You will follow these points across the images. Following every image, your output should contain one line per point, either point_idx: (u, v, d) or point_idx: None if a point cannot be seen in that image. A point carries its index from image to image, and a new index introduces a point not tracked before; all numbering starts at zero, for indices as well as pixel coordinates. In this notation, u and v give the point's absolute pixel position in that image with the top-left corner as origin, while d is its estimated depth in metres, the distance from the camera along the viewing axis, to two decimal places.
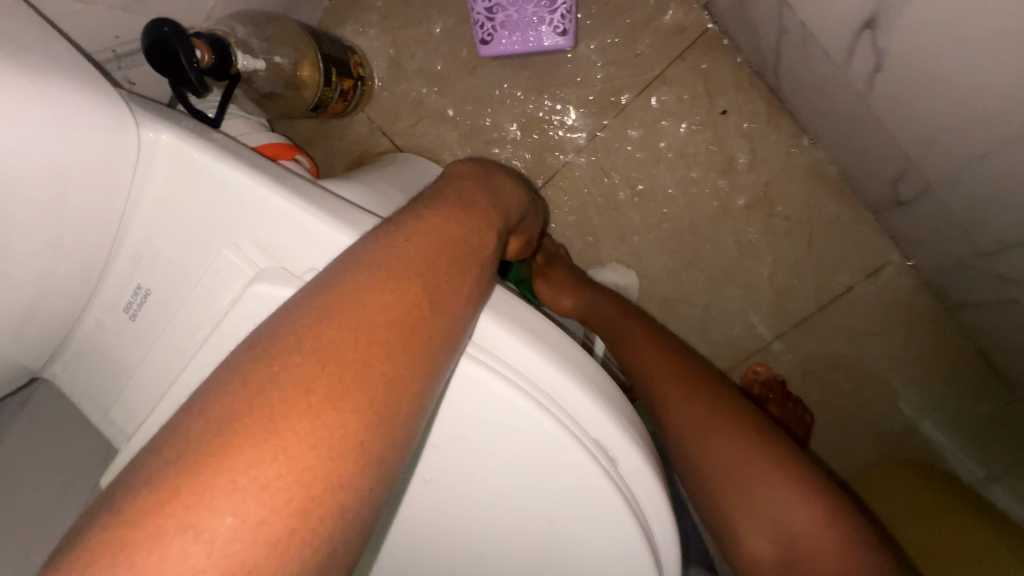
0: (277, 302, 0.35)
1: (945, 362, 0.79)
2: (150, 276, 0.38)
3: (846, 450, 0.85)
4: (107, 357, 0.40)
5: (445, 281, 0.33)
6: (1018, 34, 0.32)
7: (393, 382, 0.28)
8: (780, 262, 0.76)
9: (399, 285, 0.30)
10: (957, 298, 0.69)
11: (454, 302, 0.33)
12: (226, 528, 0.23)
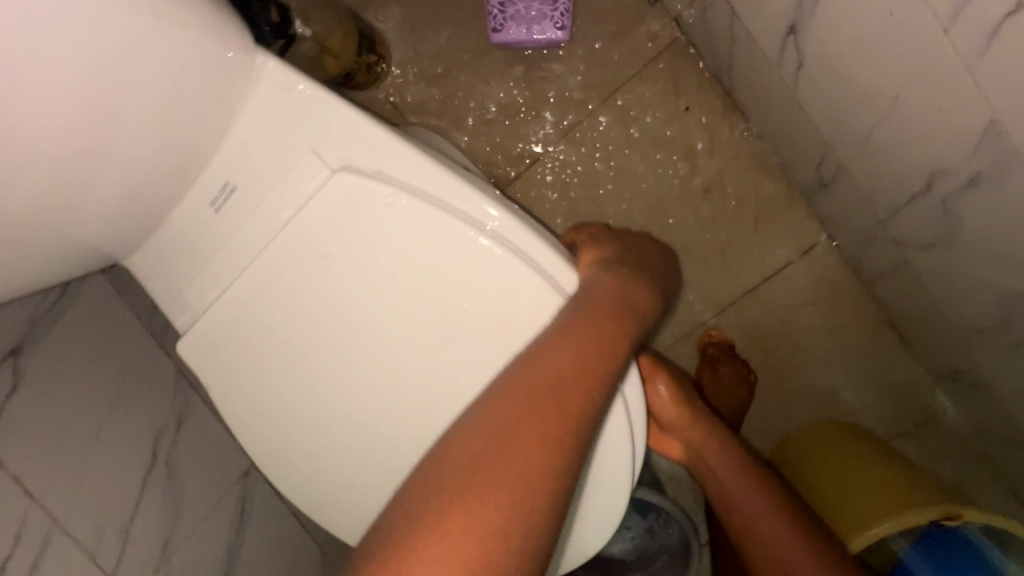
0: (358, 190, 0.47)
1: (864, 330, 0.94)
2: (240, 171, 0.49)
3: (783, 407, 0.99)
4: (192, 238, 0.50)
5: (580, 393, 0.40)
6: (867, 40, 0.48)
7: (530, 484, 0.36)
8: (731, 238, 0.90)
9: (546, 412, 0.39)
10: (870, 271, 0.84)
11: (584, 413, 0.40)
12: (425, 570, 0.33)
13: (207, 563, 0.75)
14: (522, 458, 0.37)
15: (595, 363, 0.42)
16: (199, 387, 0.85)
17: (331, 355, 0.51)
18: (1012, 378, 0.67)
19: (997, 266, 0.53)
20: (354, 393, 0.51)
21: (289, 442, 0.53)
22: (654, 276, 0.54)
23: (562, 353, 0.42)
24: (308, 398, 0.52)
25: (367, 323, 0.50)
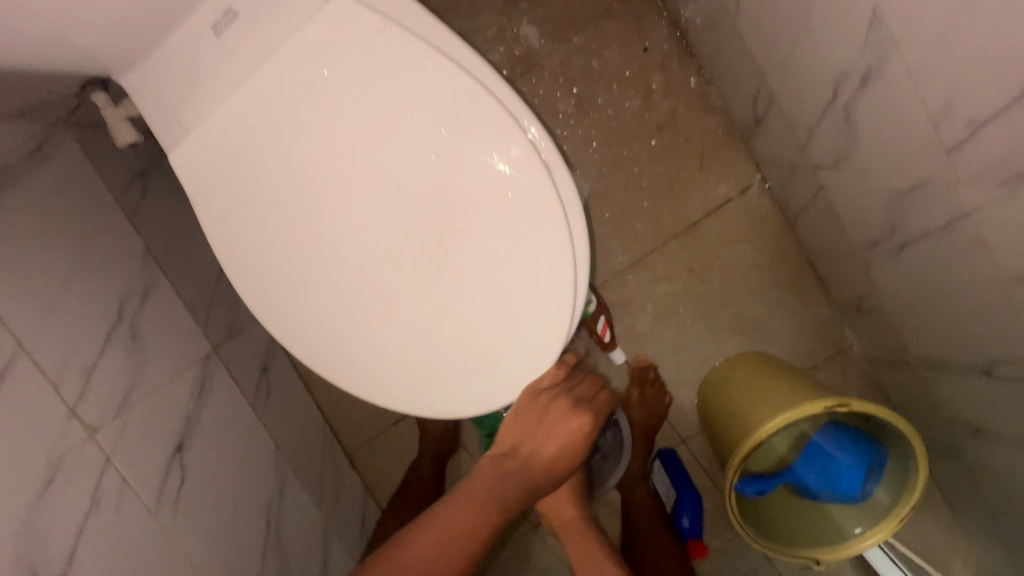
0: (346, 21, 0.57)
1: (787, 269, 1.07)
2: (244, 6, 0.58)
3: (711, 337, 1.11)
4: (199, 63, 0.60)
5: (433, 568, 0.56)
6: None
7: None
8: (679, 174, 1.01)
9: None
10: (794, 207, 0.97)
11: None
12: None
13: (169, 417, 0.78)
14: None
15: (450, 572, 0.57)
16: (168, 267, 0.88)
17: (340, 195, 0.61)
18: (895, 286, 0.80)
19: (882, 166, 0.64)
20: (349, 227, 0.61)
21: (283, 250, 0.63)
22: (546, 474, 0.64)
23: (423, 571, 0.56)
24: (302, 217, 0.62)
25: (379, 179, 0.60)
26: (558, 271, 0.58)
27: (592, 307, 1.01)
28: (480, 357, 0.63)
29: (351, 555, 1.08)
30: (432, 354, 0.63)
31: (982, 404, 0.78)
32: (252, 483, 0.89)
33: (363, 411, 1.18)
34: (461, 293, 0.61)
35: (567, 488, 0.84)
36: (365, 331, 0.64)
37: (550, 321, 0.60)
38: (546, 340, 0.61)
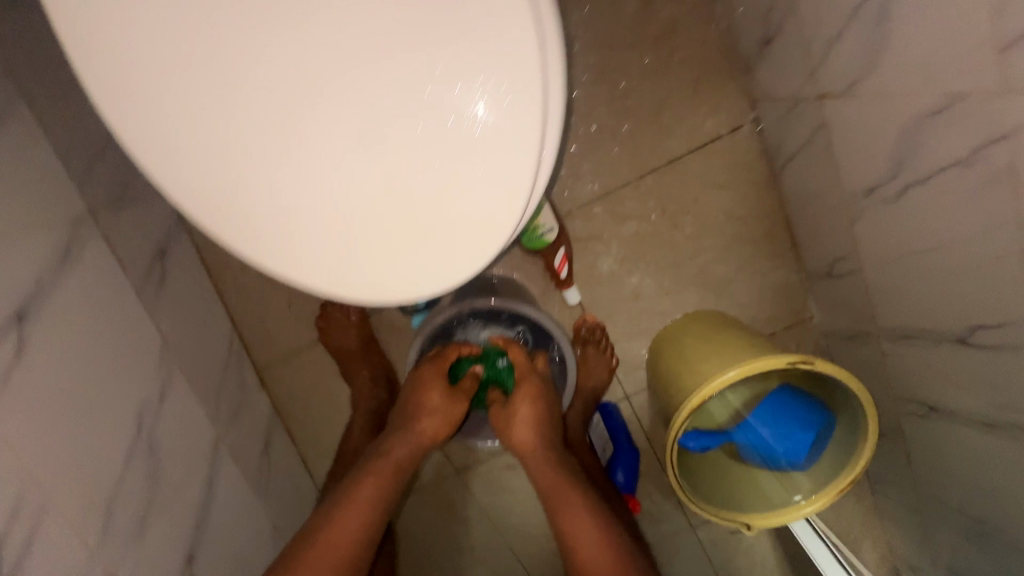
0: None
1: (763, 225, 0.99)
2: None
3: (672, 289, 1.03)
4: None
5: (368, 501, 0.75)
6: None
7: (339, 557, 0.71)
8: (669, 98, 0.92)
9: (349, 517, 0.73)
10: (785, 154, 0.89)
11: (370, 507, 0.74)
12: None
13: (15, 270, 0.62)
14: (331, 544, 0.71)
15: (367, 513, 0.74)
16: (35, 100, 0.71)
17: (312, 54, 0.53)
18: (881, 242, 0.74)
19: (905, 81, 0.56)
20: (296, 82, 0.54)
21: (205, 51, 0.54)
22: (442, 415, 0.83)
23: (362, 505, 0.74)
24: (238, 37, 0.53)
25: (347, 30, 0.52)
26: (483, 219, 0.54)
27: (552, 236, 0.91)
28: (339, 243, 0.56)
29: (242, 481, 0.94)
30: (360, 213, 0.55)
31: (943, 377, 0.74)
32: (120, 380, 0.74)
33: (279, 325, 1.05)
34: (370, 184, 0.55)
35: (527, 412, 0.83)
36: (282, 176, 0.55)
37: (439, 262, 0.56)
38: (424, 277, 0.56)
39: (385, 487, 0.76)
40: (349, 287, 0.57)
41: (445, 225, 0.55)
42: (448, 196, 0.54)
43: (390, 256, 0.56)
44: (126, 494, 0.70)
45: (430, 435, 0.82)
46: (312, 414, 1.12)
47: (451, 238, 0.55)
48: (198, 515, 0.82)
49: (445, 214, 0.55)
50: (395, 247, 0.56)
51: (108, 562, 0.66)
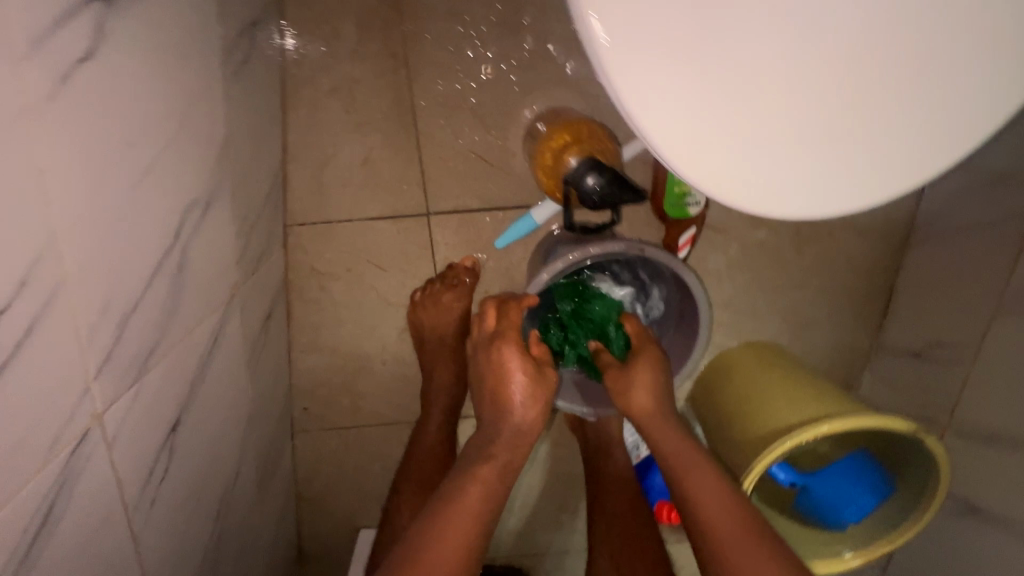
0: None
1: (869, 285, 0.97)
2: None
3: (760, 312, 0.98)
4: None
5: (478, 502, 0.60)
6: None
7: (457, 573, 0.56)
8: None
9: (460, 518, 0.59)
10: (940, 225, 0.88)
11: (482, 509, 0.60)
12: None
13: None
14: (447, 549, 0.57)
15: (473, 524, 0.59)
16: None
17: None
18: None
19: None
20: None
21: None
22: (527, 397, 0.68)
23: (474, 504, 0.60)
24: None
25: None
26: (752, 173, 0.46)
27: (695, 211, 0.85)
28: (674, 10, 0.42)
29: (242, 348, 0.74)
30: (772, 86, 0.45)
31: (1002, 480, 0.77)
32: (180, 163, 0.52)
33: (339, 182, 0.84)
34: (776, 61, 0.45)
35: (648, 378, 0.72)
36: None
37: (720, 160, 0.46)
38: (669, 128, 0.44)
39: (498, 489, 0.62)
40: (618, 29, 0.42)
41: (747, 139, 0.46)
42: (790, 120, 0.46)
43: (682, 83, 0.43)
44: (145, 314, 0.50)
45: (517, 415, 0.67)
46: (328, 299, 0.93)
47: (712, 156, 0.45)
48: (197, 372, 0.62)
49: (764, 132, 0.46)
50: (695, 82, 0.44)
51: (105, 397, 0.46)
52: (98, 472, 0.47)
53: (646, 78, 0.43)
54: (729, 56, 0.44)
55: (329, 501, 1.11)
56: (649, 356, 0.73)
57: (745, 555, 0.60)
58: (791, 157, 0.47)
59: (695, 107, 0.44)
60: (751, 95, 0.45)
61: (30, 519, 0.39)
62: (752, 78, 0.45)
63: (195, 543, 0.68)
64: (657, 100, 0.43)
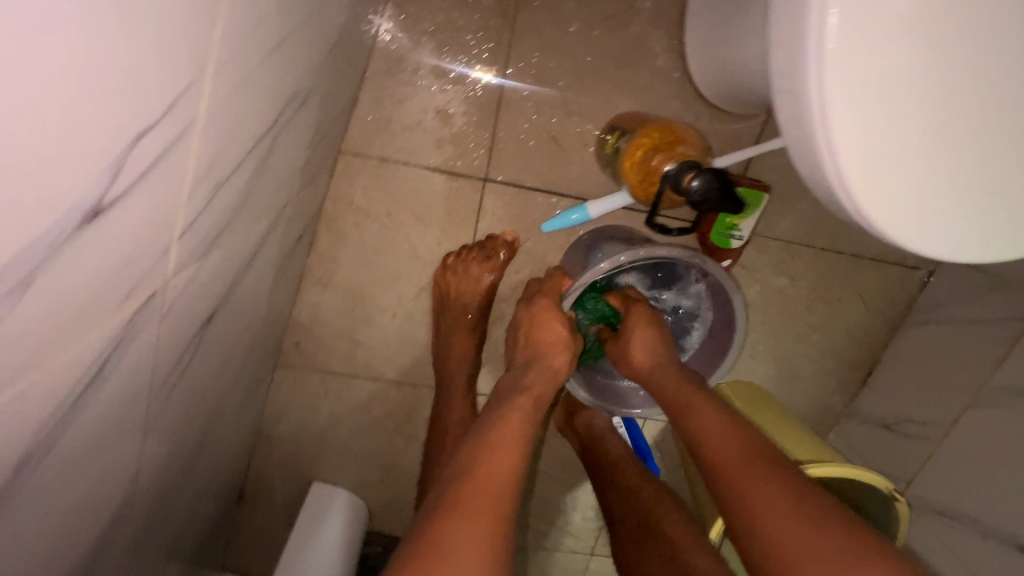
0: None
1: (857, 356, 1.04)
2: None
3: (758, 357, 1.03)
4: None
5: (518, 429, 0.63)
6: None
7: (504, 488, 0.56)
8: None
9: (503, 440, 0.61)
10: (933, 314, 0.97)
11: (521, 436, 0.62)
12: (452, 522, 0.51)
13: None
14: (491, 463, 0.57)
15: (516, 446, 0.61)
16: None
17: None
18: (990, 434, 0.82)
19: None
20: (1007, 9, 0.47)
21: None
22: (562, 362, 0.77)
23: (516, 431, 0.62)
24: None
25: None
26: (903, 209, 0.47)
27: (737, 245, 0.89)
28: (883, 42, 0.44)
29: (274, 257, 0.71)
30: (937, 140, 0.47)
31: (949, 556, 0.83)
32: (302, 47, 0.51)
33: (409, 124, 0.84)
34: (946, 119, 0.47)
35: (646, 330, 0.78)
36: (928, 44, 0.45)
37: (883, 186, 0.46)
38: (850, 140, 0.45)
39: (534, 422, 0.66)
40: (841, 27, 0.43)
41: (908, 177, 0.47)
42: (943, 174, 0.47)
43: (870, 101, 0.45)
44: (232, 187, 0.47)
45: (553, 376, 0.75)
46: (357, 238, 0.90)
47: (876, 177, 0.46)
48: (239, 271, 0.59)
49: (921, 176, 0.47)
50: (881, 95, 0.45)
51: (176, 264, 0.42)
52: (145, 340, 0.43)
53: (845, 88, 0.44)
54: (911, 98, 0.46)
55: (292, 446, 1.06)
56: (642, 309, 0.80)
57: (752, 475, 0.59)
58: (934, 202, 0.47)
59: (874, 118, 0.45)
60: (921, 135, 0.46)
61: (86, 371, 0.36)
62: (928, 118, 0.46)
63: (174, 448, 0.63)
64: (846, 112, 0.44)
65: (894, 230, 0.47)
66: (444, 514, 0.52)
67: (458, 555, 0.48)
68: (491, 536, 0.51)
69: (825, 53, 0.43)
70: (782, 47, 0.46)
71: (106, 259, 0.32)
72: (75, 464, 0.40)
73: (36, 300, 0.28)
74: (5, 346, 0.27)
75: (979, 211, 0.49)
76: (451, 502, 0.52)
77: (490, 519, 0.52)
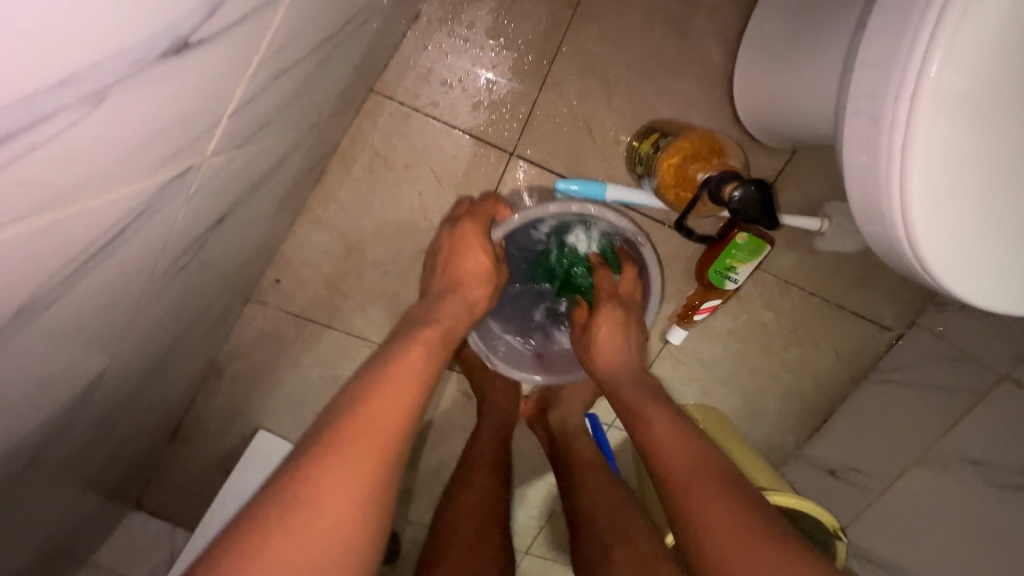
0: None
1: (817, 401, 1.09)
2: None
3: (728, 384, 1.06)
4: None
5: (418, 361, 0.59)
6: None
7: (401, 417, 0.53)
8: (870, 268, 1.01)
9: (402, 371, 0.57)
10: (893, 374, 1.02)
11: (423, 370, 0.59)
12: (327, 445, 0.48)
13: None
14: (385, 390, 0.54)
15: (417, 382, 0.57)
16: None
17: None
18: (927, 492, 0.87)
19: None
20: None
21: None
22: (473, 301, 0.73)
23: (419, 361, 0.59)
24: None
25: None
26: (951, 246, 0.46)
27: (730, 287, 0.91)
28: (975, 86, 0.43)
29: (286, 179, 0.66)
30: (988, 190, 0.46)
31: None
32: None
33: (449, 81, 0.82)
34: (1001, 171, 0.46)
35: (609, 330, 0.80)
36: (1004, 97, 0.44)
37: (937, 223, 0.45)
38: (924, 177, 0.44)
39: (439, 356, 0.63)
40: (944, 63, 0.42)
41: (959, 217, 0.46)
42: (990, 222, 0.47)
43: (950, 142, 0.44)
44: (281, 82, 0.44)
45: (459, 311, 0.71)
46: (367, 184, 0.87)
47: (936, 214, 0.45)
48: (255, 180, 0.55)
49: (970, 219, 0.46)
50: (962, 139, 0.44)
51: (215, 146, 0.39)
52: (162, 220, 0.39)
53: (932, 125, 0.43)
54: (979, 146, 0.45)
55: (244, 389, 0.99)
56: (610, 308, 0.81)
57: (696, 484, 0.60)
58: (976, 246, 0.47)
59: (952, 152, 0.44)
60: (976, 181, 0.46)
61: (111, 229, 0.32)
62: (1010, 150, 0.46)
63: (138, 355, 0.57)
64: (927, 148, 0.43)
65: (938, 264, 0.46)
66: (327, 437, 0.49)
67: (326, 503, 0.45)
68: (368, 482, 0.48)
69: (925, 86, 0.42)
70: (875, 73, 0.44)
71: (168, 107, 0.29)
72: (55, 338, 0.35)
73: (102, 124, 0.24)
74: (63, 166, 0.24)
75: (1015, 262, 0.48)
76: (341, 423, 0.50)
77: (366, 446, 0.49)
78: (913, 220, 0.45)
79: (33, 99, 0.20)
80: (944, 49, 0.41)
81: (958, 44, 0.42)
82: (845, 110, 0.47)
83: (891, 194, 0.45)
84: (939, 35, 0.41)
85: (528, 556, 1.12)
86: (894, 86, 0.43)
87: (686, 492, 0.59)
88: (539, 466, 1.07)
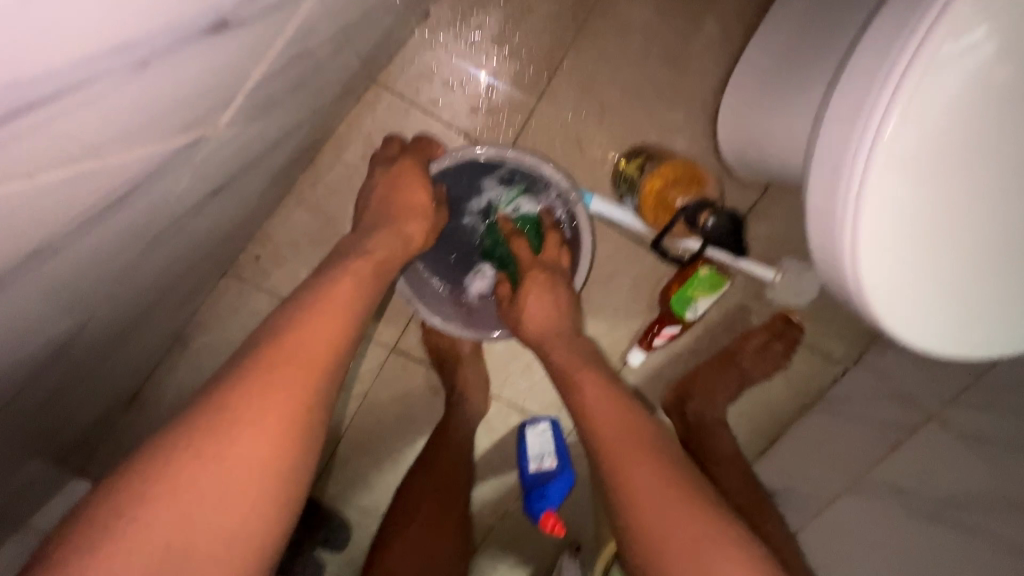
0: None
1: (766, 424, 1.15)
2: None
3: None
4: None
5: (348, 292, 0.60)
6: None
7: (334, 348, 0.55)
8: (823, 304, 1.08)
9: (327, 301, 0.57)
10: (836, 405, 1.09)
11: (351, 299, 0.60)
12: (258, 376, 0.49)
13: None
14: (317, 321, 0.55)
15: (346, 310, 0.58)
16: None
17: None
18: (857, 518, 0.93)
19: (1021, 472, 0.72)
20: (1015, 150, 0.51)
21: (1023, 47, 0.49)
22: (408, 241, 0.72)
23: (352, 294, 0.60)
24: None
25: None
26: (891, 286, 0.51)
27: (689, 317, 0.96)
28: (922, 149, 0.48)
29: (281, 158, 0.67)
30: (926, 240, 0.51)
31: None
32: None
33: (450, 82, 0.84)
34: (938, 226, 0.51)
35: (536, 296, 0.77)
36: (946, 161, 0.50)
37: (881, 263, 0.50)
38: (872, 223, 0.49)
39: (370, 286, 0.63)
40: (898, 126, 0.47)
41: (900, 261, 0.51)
42: (925, 268, 0.52)
43: (897, 195, 0.49)
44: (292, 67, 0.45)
45: (395, 247, 0.70)
46: (358, 171, 0.88)
47: (880, 255, 0.50)
48: (254, 157, 0.56)
49: (909, 263, 0.51)
50: (907, 193, 0.49)
51: (227, 121, 0.40)
52: (166, 187, 0.40)
53: (883, 178, 0.48)
54: (921, 200, 0.50)
55: (210, 362, 0.98)
56: (539, 274, 0.78)
57: (619, 450, 0.62)
58: (913, 288, 0.52)
59: (898, 205, 0.49)
60: (916, 231, 0.51)
61: (126, 187, 0.33)
62: (952, 207, 0.51)
63: (114, 315, 0.57)
64: (877, 198, 0.48)
65: (879, 299, 0.51)
66: (256, 365, 0.50)
67: (253, 427, 0.46)
68: (299, 407, 0.49)
69: (880, 145, 0.47)
70: (839, 126, 0.49)
71: (200, 77, 0.31)
72: (46, 290, 0.36)
73: (146, 86, 0.26)
74: (105, 120, 0.26)
75: (945, 308, 0.54)
76: (275, 355, 0.51)
77: (295, 375, 0.50)
78: (860, 259, 0.50)
79: (94, 62, 0.22)
80: (899, 113, 0.47)
81: (911, 113, 0.47)
82: (811, 158, 0.52)
83: (843, 235, 0.50)
84: (897, 102, 0.46)
85: (479, 553, 1.13)
86: (854, 141, 0.48)
87: (611, 458, 0.62)
88: (498, 466, 1.09)
